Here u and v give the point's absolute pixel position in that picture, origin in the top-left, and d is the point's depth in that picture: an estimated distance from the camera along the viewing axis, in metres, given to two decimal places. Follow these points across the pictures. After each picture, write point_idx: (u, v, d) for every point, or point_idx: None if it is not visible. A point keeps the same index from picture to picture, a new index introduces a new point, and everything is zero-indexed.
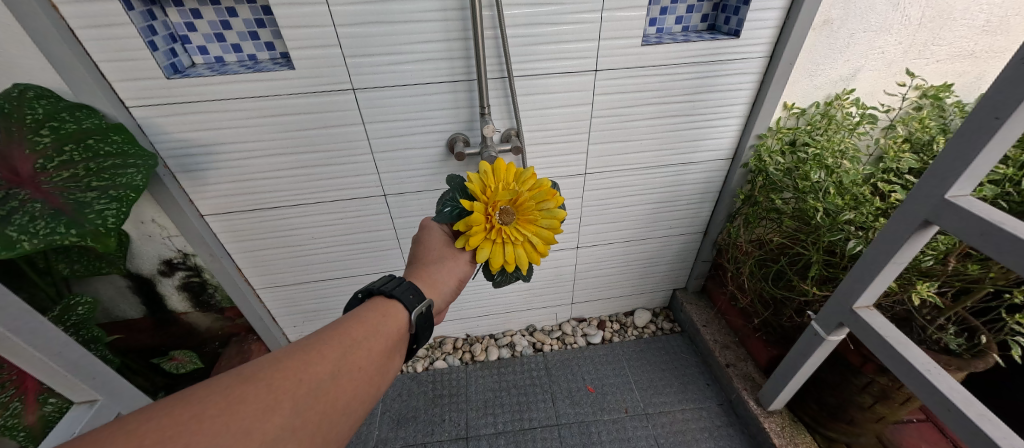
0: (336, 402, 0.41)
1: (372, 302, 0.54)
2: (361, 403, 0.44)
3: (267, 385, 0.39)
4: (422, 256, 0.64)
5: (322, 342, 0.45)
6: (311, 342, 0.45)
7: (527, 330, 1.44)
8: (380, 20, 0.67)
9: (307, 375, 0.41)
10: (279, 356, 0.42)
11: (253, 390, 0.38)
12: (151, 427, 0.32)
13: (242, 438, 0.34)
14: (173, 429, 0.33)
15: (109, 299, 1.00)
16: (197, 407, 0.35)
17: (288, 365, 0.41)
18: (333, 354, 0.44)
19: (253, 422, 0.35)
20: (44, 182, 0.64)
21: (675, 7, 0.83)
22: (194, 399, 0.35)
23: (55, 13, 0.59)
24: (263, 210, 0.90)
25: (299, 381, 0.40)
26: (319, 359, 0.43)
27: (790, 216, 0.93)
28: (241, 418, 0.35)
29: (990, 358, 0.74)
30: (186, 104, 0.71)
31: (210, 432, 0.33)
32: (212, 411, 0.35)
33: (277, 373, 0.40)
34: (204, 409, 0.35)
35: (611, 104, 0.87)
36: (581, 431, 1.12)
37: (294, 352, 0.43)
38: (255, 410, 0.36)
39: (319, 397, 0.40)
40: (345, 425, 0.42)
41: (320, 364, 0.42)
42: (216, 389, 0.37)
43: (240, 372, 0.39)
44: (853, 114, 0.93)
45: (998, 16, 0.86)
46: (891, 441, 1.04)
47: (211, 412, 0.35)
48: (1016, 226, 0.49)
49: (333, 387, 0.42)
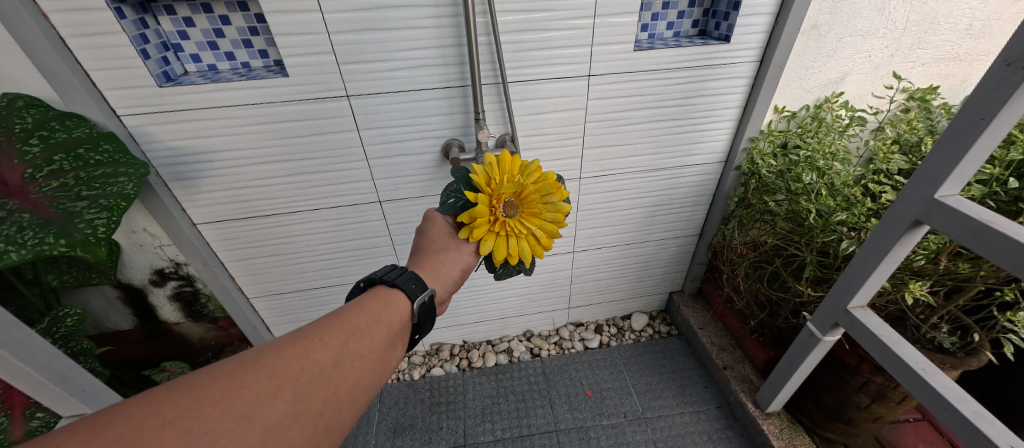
0: (337, 390, 0.41)
1: (374, 292, 0.53)
2: (363, 391, 0.43)
3: (269, 371, 0.38)
4: (424, 248, 0.63)
5: (325, 330, 0.44)
6: (313, 330, 0.44)
7: (525, 335, 1.43)
8: (375, 27, 0.68)
9: (309, 364, 0.40)
10: (281, 343, 0.42)
11: (254, 376, 0.37)
12: (151, 412, 0.32)
13: (243, 422, 0.34)
14: (173, 413, 0.32)
15: (99, 310, 0.98)
16: (198, 392, 0.35)
17: (289, 352, 0.40)
18: (335, 342, 0.43)
19: (253, 408, 0.35)
20: (34, 192, 0.63)
21: (666, 12, 0.84)
22: (194, 385, 0.35)
23: (46, 22, 0.58)
24: (257, 218, 0.90)
25: (300, 368, 0.39)
26: (320, 347, 0.42)
27: (783, 218, 0.95)
28: (242, 404, 0.35)
29: (984, 356, 0.74)
30: (178, 112, 0.70)
31: (211, 418, 0.33)
32: (214, 396, 0.35)
33: (278, 360, 0.39)
34: (205, 393, 0.35)
35: (606, 108, 0.87)
36: (581, 436, 1.12)
37: (296, 339, 0.42)
38: (255, 395, 0.36)
39: (321, 384, 0.40)
40: (346, 413, 0.41)
41: (321, 352, 0.42)
42: (217, 375, 0.37)
43: (242, 357, 0.39)
44: (843, 116, 0.94)
45: (981, 20, 0.88)
46: (888, 441, 1.05)
47: (211, 399, 0.34)
48: (1005, 225, 0.50)
49: (334, 375, 0.41)
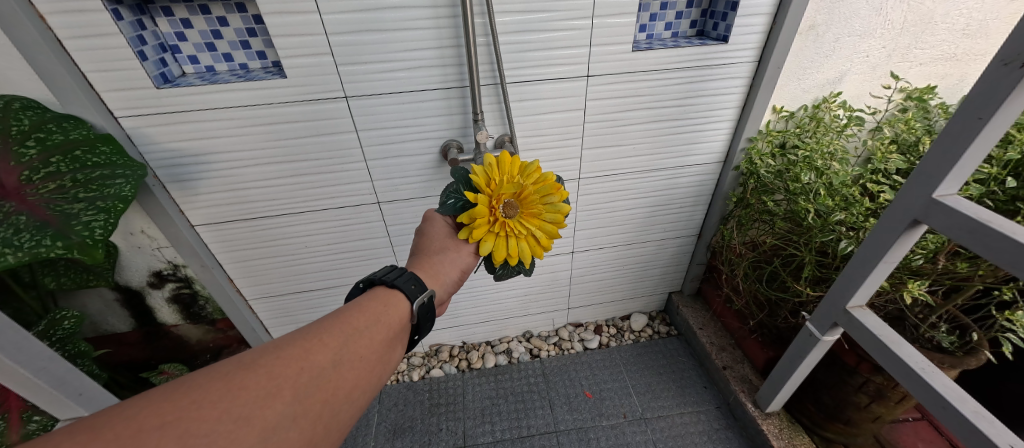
0: (337, 391, 0.41)
1: (374, 292, 0.53)
2: (363, 391, 0.43)
3: (268, 372, 0.38)
4: (424, 248, 0.63)
5: (325, 331, 0.44)
6: (312, 331, 0.44)
7: (524, 336, 1.43)
8: (373, 28, 0.68)
9: (308, 364, 0.40)
10: (280, 343, 0.41)
11: (253, 376, 0.37)
12: (150, 413, 0.32)
13: (242, 424, 0.34)
14: (172, 413, 0.32)
15: (96, 313, 0.98)
16: (198, 392, 0.35)
17: (288, 353, 0.40)
18: (335, 343, 0.43)
19: (253, 409, 0.35)
20: (30, 194, 0.62)
21: (665, 13, 0.84)
22: (193, 385, 0.35)
23: (42, 23, 0.58)
24: (255, 220, 0.89)
25: (300, 369, 0.39)
26: (319, 347, 0.42)
27: (782, 218, 0.95)
28: (241, 404, 0.35)
29: (982, 355, 0.75)
30: (175, 113, 0.70)
31: (210, 419, 0.33)
32: (213, 397, 0.34)
33: (277, 361, 0.39)
34: (204, 393, 0.35)
35: (604, 109, 0.87)
36: (580, 437, 1.11)
37: (295, 340, 0.42)
38: (254, 396, 0.36)
39: (320, 385, 0.40)
40: (346, 413, 0.41)
41: (320, 352, 0.42)
42: (216, 375, 0.36)
43: (241, 358, 0.39)
44: (841, 116, 0.94)
45: (977, 20, 0.88)
46: (888, 441, 1.05)
47: (211, 399, 0.34)
48: (1003, 224, 0.50)
49: (334, 375, 0.41)
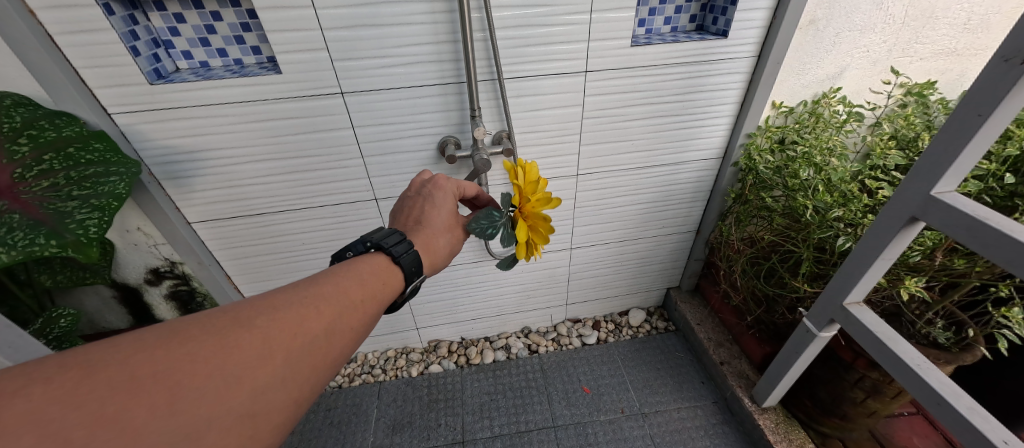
0: (326, 359, 0.41)
1: (375, 261, 0.51)
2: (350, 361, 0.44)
3: (262, 333, 0.37)
4: (427, 219, 0.61)
5: (323, 298, 0.43)
6: (310, 296, 0.43)
7: (522, 332, 1.43)
8: (369, 23, 0.67)
9: (302, 331, 0.40)
10: (277, 303, 0.40)
11: (248, 336, 0.37)
12: (143, 357, 0.32)
13: (232, 383, 0.34)
14: (166, 363, 0.32)
15: (94, 310, 0.98)
16: (192, 343, 0.34)
17: (284, 316, 0.39)
18: (331, 312, 0.43)
19: (244, 370, 0.35)
20: (23, 193, 0.61)
21: (664, 7, 0.84)
22: (187, 334, 0.35)
23: (32, 19, 0.57)
24: (252, 217, 0.89)
25: (294, 335, 0.39)
26: (315, 315, 0.41)
27: (780, 214, 0.94)
28: (233, 364, 0.35)
29: (979, 351, 0.76)
30: (169, 110, 0.69)
31: (201, 374, 0.33)
32: (207, 350, 0.34)
33: (273, 323, 0.39)
34: (199, 345, 0.34)
35: (603, 104, 0.87)
36: (578, 432, 1.12)
37: (292, 303, 0.41)
38: (248, 357, 0.35)
39: (310, 353, 0.40)
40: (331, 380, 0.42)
41: (315, 321, 0.41)
42: (211, 328, 0.36)
43: (237, 313, 0.38)
44: (841, 112, 0.94)
45: (979, 14, 0.87)
46: (883, 436, 1.06)
47: (204, 353, 0.34)
48: (1002, 223, 0.50)
49: (325, 345, 0.41)
